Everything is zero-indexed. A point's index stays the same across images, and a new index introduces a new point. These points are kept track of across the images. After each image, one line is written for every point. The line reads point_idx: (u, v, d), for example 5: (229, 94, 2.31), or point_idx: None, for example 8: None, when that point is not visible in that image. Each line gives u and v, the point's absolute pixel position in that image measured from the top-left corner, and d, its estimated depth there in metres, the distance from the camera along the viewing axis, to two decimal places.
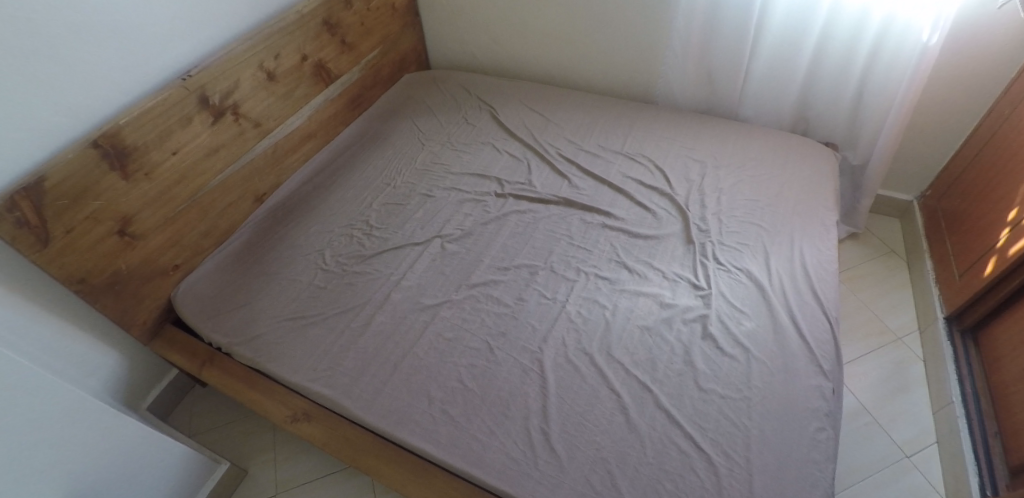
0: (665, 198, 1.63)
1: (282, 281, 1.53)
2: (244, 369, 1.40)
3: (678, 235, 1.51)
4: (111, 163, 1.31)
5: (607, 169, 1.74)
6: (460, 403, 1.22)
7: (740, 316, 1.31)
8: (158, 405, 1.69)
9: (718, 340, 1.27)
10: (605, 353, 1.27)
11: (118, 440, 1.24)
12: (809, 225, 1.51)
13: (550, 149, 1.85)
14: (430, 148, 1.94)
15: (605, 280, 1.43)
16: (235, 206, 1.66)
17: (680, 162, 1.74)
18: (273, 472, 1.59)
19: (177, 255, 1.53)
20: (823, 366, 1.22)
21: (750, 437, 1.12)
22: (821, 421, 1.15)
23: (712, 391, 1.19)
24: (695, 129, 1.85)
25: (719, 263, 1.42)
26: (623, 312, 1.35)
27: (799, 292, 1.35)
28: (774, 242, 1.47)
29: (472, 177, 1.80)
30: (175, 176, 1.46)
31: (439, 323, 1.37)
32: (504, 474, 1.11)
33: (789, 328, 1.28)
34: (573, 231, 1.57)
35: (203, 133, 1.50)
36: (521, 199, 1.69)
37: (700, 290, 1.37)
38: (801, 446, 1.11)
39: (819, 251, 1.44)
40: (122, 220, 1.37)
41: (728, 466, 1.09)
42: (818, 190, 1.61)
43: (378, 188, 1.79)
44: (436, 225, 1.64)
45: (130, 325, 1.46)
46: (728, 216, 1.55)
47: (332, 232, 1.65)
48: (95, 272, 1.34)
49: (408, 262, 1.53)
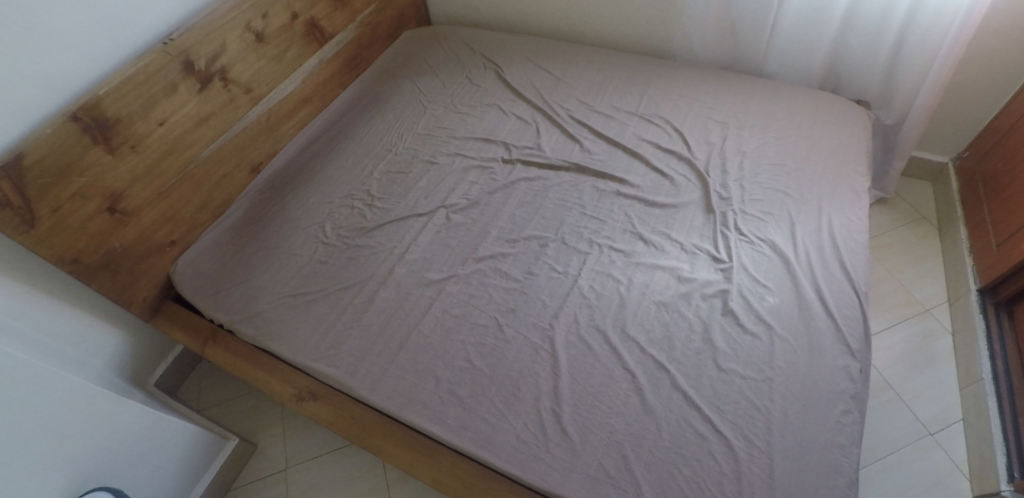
0: (683, 163, 1.53)
1: (283, 255, 1.48)
2: (247, 346, 1.37)
3: (696, 203, 1.43)
4: (93, 137, 1.25)
5: (621, 132, 1.64)
6: (468, 384, 1.17)
7: (762, 291, 1.24)
8: (165, 380, 1.68)
9: (738, 317, 1.20)
10: (619, 330, 1.21)
11: (120, 423, 1.23)
12: (837, 192, 1.42)
13: (560, 110, 1.74)
14: (432, 111, 1.84)
15: (620, 252, 1.35)
16: (230, 178, 1.60)
17: (699, 123, 1.63)
18: (282, 446, 1.59)
19: (173, 230, 1.48)
20: (851, 345, 1.16)
21: (771, 420, 1.07)
22: (846, 404, 1.09)
23: (732, 372, 1.13)
24: (716, 86, 1.73)
25: (741, 234, 1.34)
26: (638, 287, 1.28)
27: (826, 266, 1.27)
28: (801, 211, 1.38)
29: (477, 142, 1.70)
30: (164, 148, 1.40)
31: (445, 299, 1.32)
32: (514, 457, 1.07)
33: (815, 305, 1.22)
34: (585, 199, 1.49)
35: (190, 101, 1.43)
36: (530, 165, 1.60)
37: (720, 263, 1.30)
38: (825, 430, 1.06)
39: (848, 221, 1.35)
40: (111, 196, 1.32)
41: (747, 451, 1.04)
42: (848, 154, 1.50)
43: (378, 156, 1.72)
44: (441, 194, 1.57)
45: (130, 303, 1.43)
46: (751, 182, 1.45)
47: (332, 203, 1.60)
48: (88, 251, 1.30)
49: (412, 235, 1.47)
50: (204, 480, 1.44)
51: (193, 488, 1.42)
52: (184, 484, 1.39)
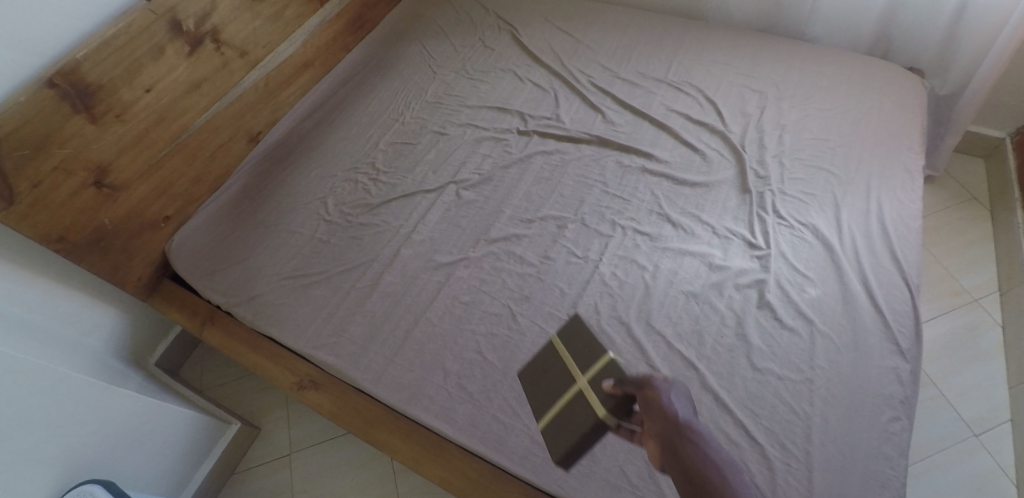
0: (716, 136, 1.40)
1: (283, 233, 1.40)
2: (246, 329, 1.28)
3: (730, 182, 1.30)
4: (73, 104, 1.14)
5: (648, 101, 1.50)
6: (479, 378, 1.09)
7: (802, 281, 1.13)
8: (166, 359, 1.62)
9: (776, 310, 1.09)
10: (643, 323, 1.11)
11: (116, 412, 1.18)
12: (888, 169, 1.28)
13: (580, 77, 1.60)
14: (442, 77, 1.71)
15: (645, 236, 1.24)
16: (227, 148, 1.50)
17: (734, 91, 1.49)
18: (286, 431, 1.54)
19: (167, 205, 1.40)
20: (901, 345, 1.04)
21: (811, 427, 0.97)
22: (895, 410, 0.98)
23: (768, 371, 1.03)
24: (753, 51, 1.57)
25: (780, 217, 1.22)
26: (665, 275, 1.17)
27: (874, 254, 1.15)
28: (846, 192, 1.25)
29: (490, 111, 1.58)
30: (152, 117, 1.29)
31: (455, 284, 1.22)
32: (528, 460, 0.99)
33: (861, 298, 1.10)
34: (607, 176, 1.37)
35: (179, 65, 1.32)
36: (547, 137, 1.48)
37: (756, 250, 1.18)
38: (871, 440, 0.96)
39: (900, 203, 1.22)
40: (97, 170, 1.22)
41: (784, 460, 0.95)
42: (901, 126, 1.35)
43: (384, 125, 1.61)
44: (450, 169, 1.46)
45: (124, 283, 1.35)
46: (792, 158, 1.32)
47: (334, 177, 1.50)
48: (75, 229, 1.21)
49: (420, 213, 1.37)
50: (205, 465, 1.41)
51: (194, 473, 1.39)
52: (184, 470, 1.35)
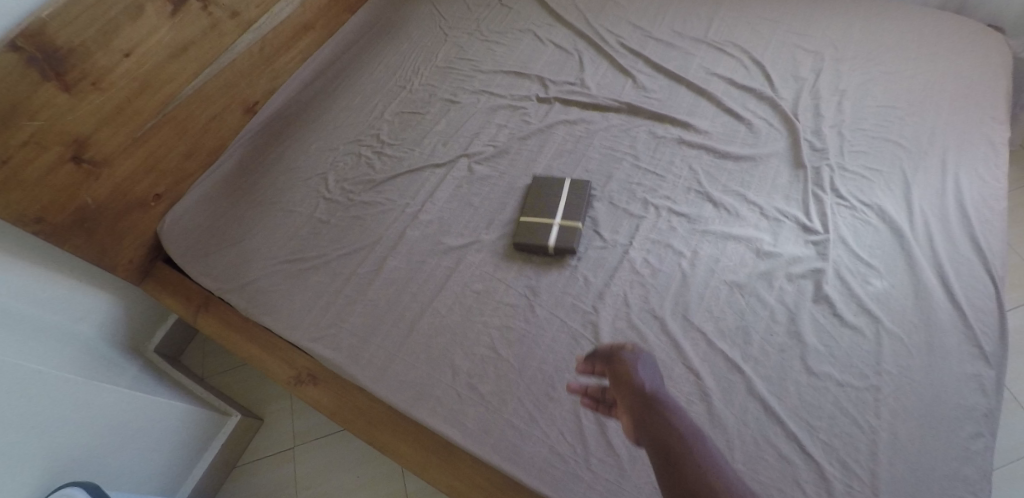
0: (764, 103, 1.23)
1: (280, 212, 1.29)
2: (241, 317, 1.18)
3: (780, 156, 1.14)
4: (41, 70, 1.01)
5: (685, 64, 1.33)
6: (492, 378, 0.97)
7: (866, 272, 0.98)
8: (167, 344, 1.53)
9: (835, 305, 0.95)
10: (680, 317, 0.98)
11: (99, 408, 1.10)
12: (967, 141, 1.10)
13: (608, 37, 1.43)
14: (455, 39, 1.55)
15: (682, 217, 1.09)
16: (222, 119, 1.37)
17: (785, 52, 1.31)
18: (290, 422, 1.46)
19: (157, 182, 1.28)
20: (985, 348, 0.89)
21: (877, 442, 0.83)
22: (977, 425, 0.84)
23: (826, 376, 0.89)
24: (807, 6, 1.39)
25: (839, 196, 1.06)
26: (705, 263, 1.03)
27: (952, 240, 0.99)
28: (918, 167, 1.08)
29: (508, 76, 1.42)
30: (134, 84, 1.16)
31: (466, 271, 1.10)
32: (547, 474, 0.87)
33: (937, 292, 0.94)
34: (639, 148, 1.21)
35: (162, 26, 1.18)
36: (570, 105, 1.32)
37: (812, 235, 1.03)
38: (950, 460, 0.81)
39: (982, 180, 1.05)
40: (74, 143, 1.10)
41: (846, 481, 0.81)
42: (983, 91, 1.17)
43: (390, 93, 1.47)
44: (463, 141, 1.32)
45: (114, 266, 1.25)
46: (852, 128, 1.15)
47: (336, 150, 1.38)
48: (54, 209, 1.10)
49: (428, 190, 1.24)
50: (204, 459, 1.33)
51: (192, 469, 1.31)
52: (181, 467, 1.28)
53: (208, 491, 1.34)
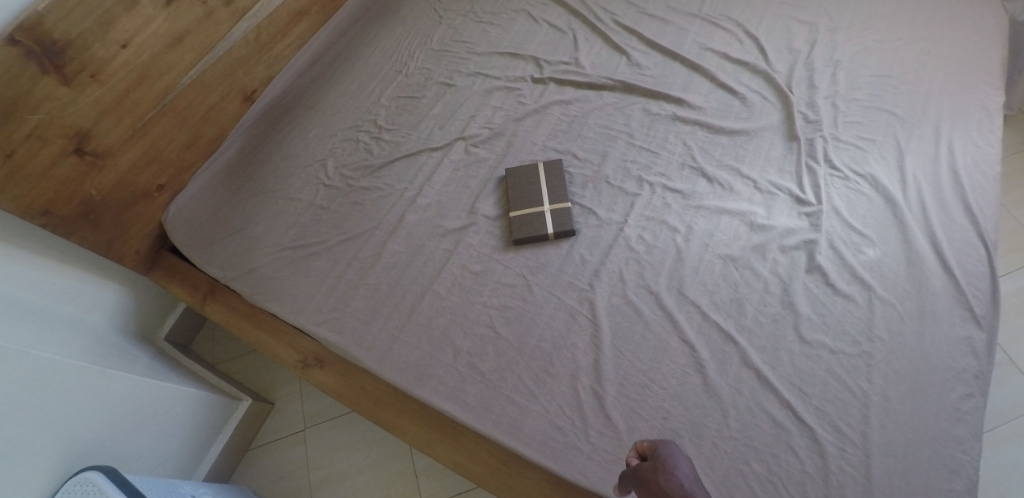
0: (759, 77, 1.23)
1: (281, 199, 1.31)
2: (246, 303, 1.21)
3: (774, 128, 1.15)
4: (40, 63, 1.03)
5: (680, 39, 1.33)
6: (492, 356, 1.00)
7: (859, 241, 0.99)
8: (177, 333, 1.57)
9: (829, 275, 0.96)
10: (675, 292, 1.00)
11: (115, 395, 1.15)
12: (961, 107, 1.10)
13: (602, 15, 1.42)
14: (449, 22, 1.55)
15: (676, 193, 1.11)
16: (220, 109, 1.38)
17: (780, 24, 1.30)
18: (300, 405, 1.50)
19: (159, 173, 1.31)
20: (976, 311, 0.90)
21: (869, 407, 0.85)
22: (967, 386, 0.85)
23: (819, 345, 0.91)
24: None
25: (833, 167, 1.07)
26: (699, 238, 1.04)
27: (943, 206, 0.99)
28: (911, 135, 1.08)
29: (502, 57, 1.42)
30: (132, 76, 1.18)
31: (464, 253, 1.12)
32: (546, 446, 0.90)
33: (929, 259, 0.95)
34: (633, 125, 1.22)
35: (157, 17, 1.19)
36: (565, 85, 1.33)
37: (805, 207, 1.04)
38: (939, 421, 0.83)
39: (975, 146, 1.05)
40: (76, 136, 1.12)
41: (838, 445, 0.83)
42: (979, 56, 1.16)
43: (387, 78, 1.48)
44: (458, 124, 1.33)
45: (122, 256, 1.28)
46: (847, 99, 1.15)
47: (334, 137, 1.39)
48: (60, 202, 1.13)
49: (426, 174, 1.26)
50: (217, 443, 1.38)
51: (206, 452, 1.36)
52: (195, 450, 1.32)
53: (223, 473, 1.39)
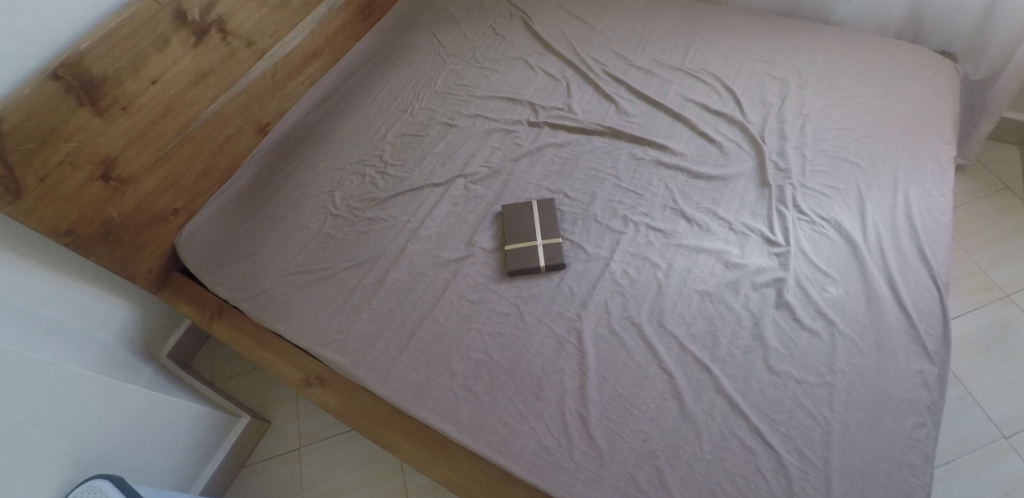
0: (735, 127, 1.34)
1: (290, 227, 1.39)
2: (254, 325, 1.28)
3: (748, 175, 1.25)
4: (78, 96, 1.13)
5: (664, 90, 1.45)
6: (485, 379, 1.07)
7: (823, 280, 1.08)
8: (178, 351, 1.63)
9: (795, 310, 1.05)
10: (655, 323, 1.08)
11: (125, 408, 1.20)
12: (916, 161, 1.21)
13: (593, 65, 1.55)
14: (452, 65, 1.67)
15: (658, 232, 1.20)
16: (235, 140, 1.48)
17: (755, 79, 1.42)
18: (296, 425, 1.55)
19: (175, 198, 1.39)
20: (928, 347, 0.99)
21: (830, 433, 0.93)
22: (919, 415, 0.93)
23: (786, 374, 0.99)
24: (774, 35, 1.50)
25: (801, 212, 1.17)
26: (678, 273, 1.13)
27: (899, 250, 1.09)
28: (872, 185, 1.19)
29: (501, 101, 1.54)
30: (158, 109, 1.27)
31: (462, 282, 1.20)
32: (534, 464, 0.97)
33: (885, 298, 1.04)
34: (620, 169, 1.33)
35: (185, 57, 1.29)
36: (558, 129, 1.44)
37: (775, 247, 1.13)
38: (894, 448, 0.91)
39: (929, 196, 1.16)
40: (104, 163, 1.21)
41: (801, 467, 0.91)
42: (932, 114, 1.28)
43: (393, 115, 1.58)
44: (459, 161, 1.43)
45: (134, 275, 1.35)
46: (814, 149, 1.26)
47: (342, 169, 1.48)
48: (83, 223, 1.21)
49: (427, 207, 1.35)
50: (215, 459, 1.42)
51: (204, 467, 1.40)
52: (193, 466, 1.37)
53: (219, 489, 1.43)
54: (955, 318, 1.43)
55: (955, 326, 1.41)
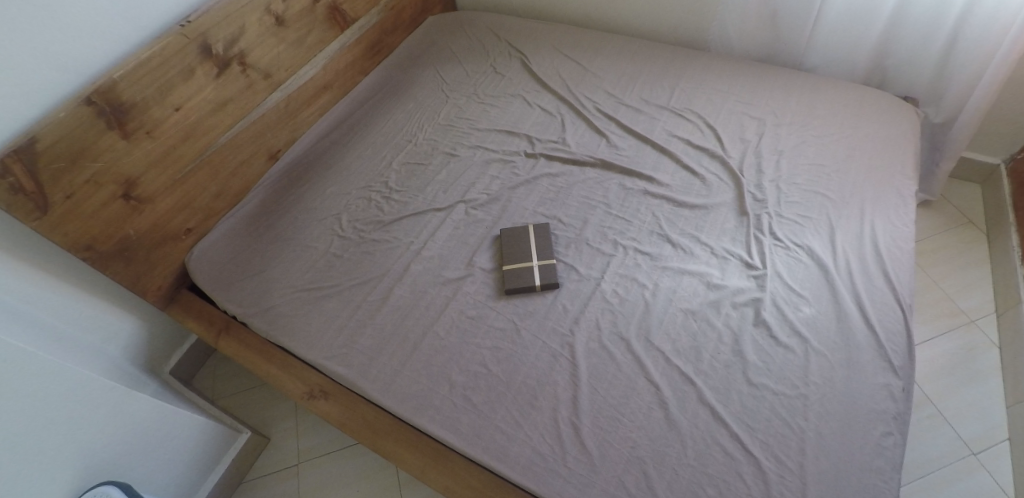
0: (716, 161, 1.45)
1: (298, 247, 1.46)
2: (261, 340, 1.33)
3: (728, 204, 1.35)
4: (108, 121, 1.22)
5: (651, 126, 1.57)
6: (484, 390, 1.13)
7: (798, 301, 1.17)
8: (180, 368, 1.67)
9: (772, 328, 1.13)
10: (643, 339, 1.16)
11: (133, 418, 1.24)
12: (881, 195, 1.32)
13: (586, 103, 1.67)
14: (454, 100, 1.79)
15: (645, 255, 1.29)
16: (248, 165, 1.56)
17: (734, 118, 1.54)
18: (294, 441, 1.58)
19: (189, 218, 1.45)
20: (894, 362, 1.07)
21: (805, 440, 1.00)
22: (887, 426, 1.01)
23: (764, 387, 1.07)
24: (752, 79, 1.64)
25: (777, 239, 1.27)
26: (664, 293, 1.22)
27: (867, 275, 1.19)
28: (841, 215, 1.29)
29: (500, 134, 1.65)
30: (180, 134, 1.36)
31: (462, 300, 1.28)
32: (530, 470, 1.03)
33: (855, 317, 1.13)
34: (610, 198, 1.42)
35: (207, 86, 1.39)
36: (553, 160, 1.54)
37: (753, 270, 1.23)
38: (864, 454, 0.98)
39: (892, 225, 1.26)
40: (126, 182, 1.28)
41: (779, 472, 0.97)
42: (895, 153, 1.40)
43: (398, 145, 1.68)
44: (460, 189, 1.52)
45: (145, 291, 1.40)
46: (789, 183, 1.37)
47: (349, 194, 1.57)
48: (102, 238, 1.27)
49: (429, 230, 1.43)
50: (214, 474, 1.45)
51: (203, 481, 1.43)
52: (193, 479, 1.40)
53: None
54: (925, 342, 1.52)
55: (925, 349, 1.50)
